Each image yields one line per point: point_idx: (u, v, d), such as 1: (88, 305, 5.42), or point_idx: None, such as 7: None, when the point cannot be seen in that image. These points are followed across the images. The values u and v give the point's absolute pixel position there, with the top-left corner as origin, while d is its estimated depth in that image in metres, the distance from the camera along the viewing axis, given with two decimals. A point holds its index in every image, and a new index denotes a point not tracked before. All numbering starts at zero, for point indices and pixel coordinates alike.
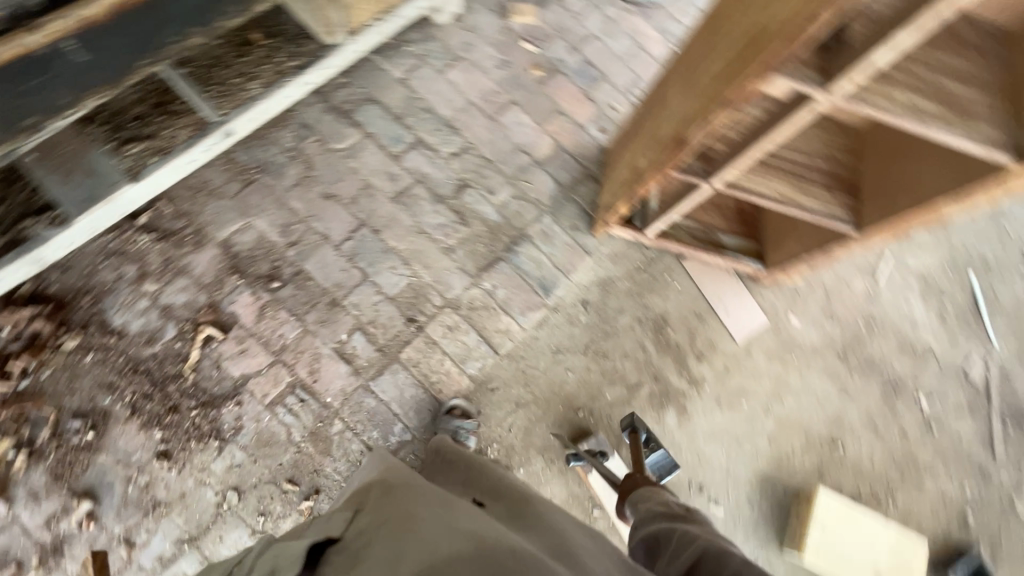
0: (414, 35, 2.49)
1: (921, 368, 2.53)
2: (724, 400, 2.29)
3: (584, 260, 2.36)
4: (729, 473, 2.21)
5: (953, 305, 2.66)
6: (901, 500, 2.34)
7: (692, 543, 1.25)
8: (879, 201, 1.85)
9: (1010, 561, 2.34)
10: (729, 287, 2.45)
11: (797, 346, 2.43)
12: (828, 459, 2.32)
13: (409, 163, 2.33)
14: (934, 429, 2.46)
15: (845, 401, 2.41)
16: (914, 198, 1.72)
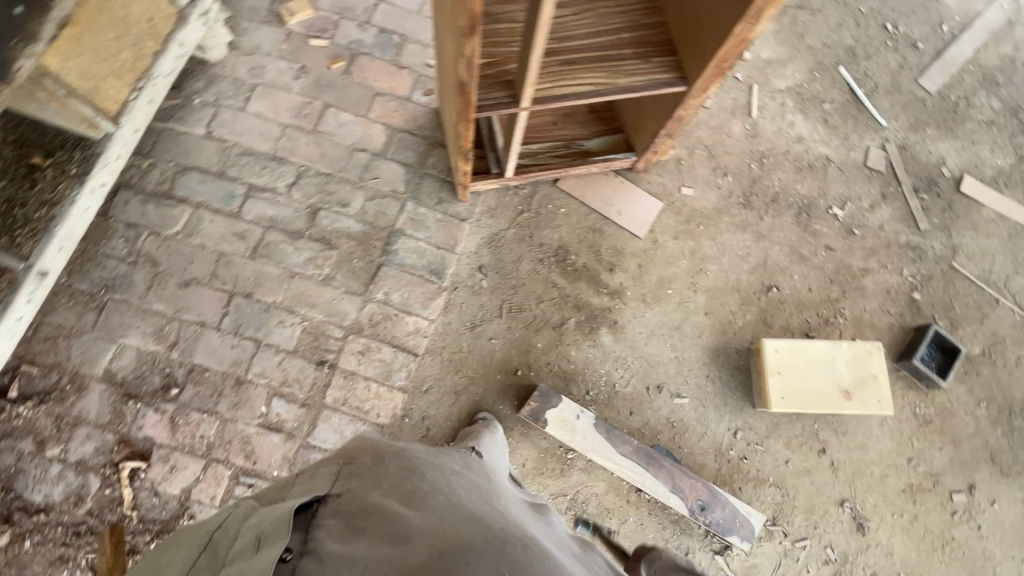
0: (199, 84, 2.33)
1: (823, 180, 2.52)
2: (650, 297, 2.27)
3: (463, 228, 2.28)
4: (681, 361, 2.21)
5: (832, 106, 2.63)
6: (852, 310, 2.35)
7: None
8: (695, 46, 1.76)
9: (968, 318, 2.38)
10: (612, 189, 2.39)
11: (699, 214, 2.41)
12: (768, 306, 2.32)
13: (252, 213, 2.22)
14: (856, 231, 2.46)
15: (764, 245, 2.40)
16: (720, 30, 1.63)
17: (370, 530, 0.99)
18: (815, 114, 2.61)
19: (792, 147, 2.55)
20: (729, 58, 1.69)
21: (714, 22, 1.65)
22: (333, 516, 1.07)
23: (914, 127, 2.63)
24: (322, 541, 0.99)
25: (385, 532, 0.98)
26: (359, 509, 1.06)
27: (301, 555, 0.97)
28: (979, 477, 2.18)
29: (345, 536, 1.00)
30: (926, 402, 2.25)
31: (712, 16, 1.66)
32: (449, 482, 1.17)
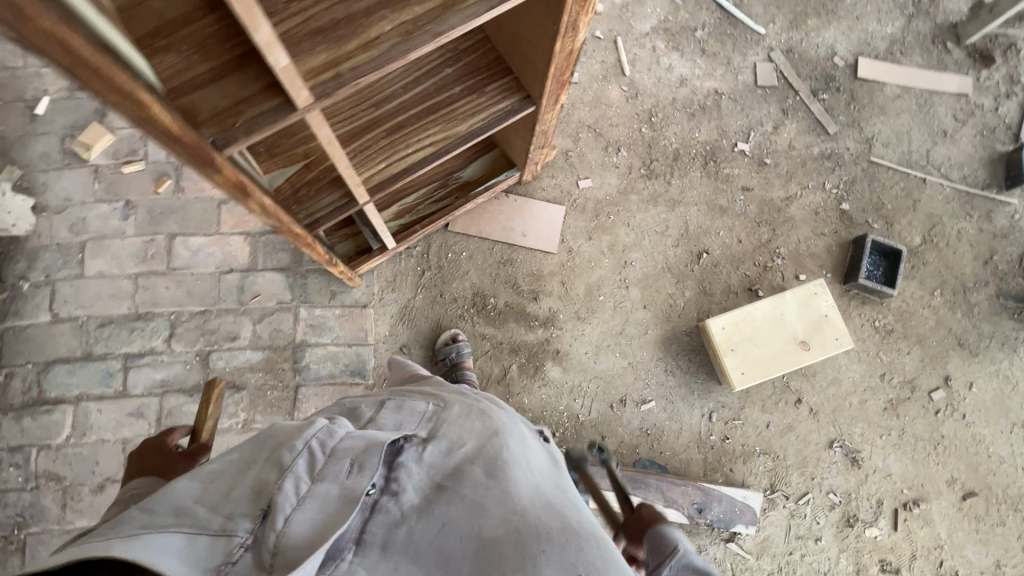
0: (21, 265, 2.02)
1: (719, 117, 2.33)
2: (585, 311, 2.13)
3: (368, 313, 2.07)
4: (636, 366, 2.10)
5: (705, 32, 2.39)
6: (787, 244, 2.23)
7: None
8: (524, 60, 1.49)
9: (900, 209, 2.29)
10: (506, 212, 2.18)
11: (606, 203, 2.23)
12: (704, 274, 2.19)
13: (140, 385, 1.98)
14: (768, 160, 2.30)
15: (681, 211, 2.24)
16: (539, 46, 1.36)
17: (454, 491, 0.94)
18: (691, 48, 2.38)
19: (678, 93, 2.34)
20: (564, 68, 1.44)
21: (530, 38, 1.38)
22: (417, 460, 0.99)
23: (795, 23, 2.42)
24: (404, 486, 0.93)
25: (464, 496, 0.93)
26: (442, 464, 0.99)
27: (383, 494, 0.91)
28: (952, 367, 2.16)
29: (428, 490, 0.94)
30: (883, 312, 2.19)
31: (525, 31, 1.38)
32: (525, 454, 1.09)
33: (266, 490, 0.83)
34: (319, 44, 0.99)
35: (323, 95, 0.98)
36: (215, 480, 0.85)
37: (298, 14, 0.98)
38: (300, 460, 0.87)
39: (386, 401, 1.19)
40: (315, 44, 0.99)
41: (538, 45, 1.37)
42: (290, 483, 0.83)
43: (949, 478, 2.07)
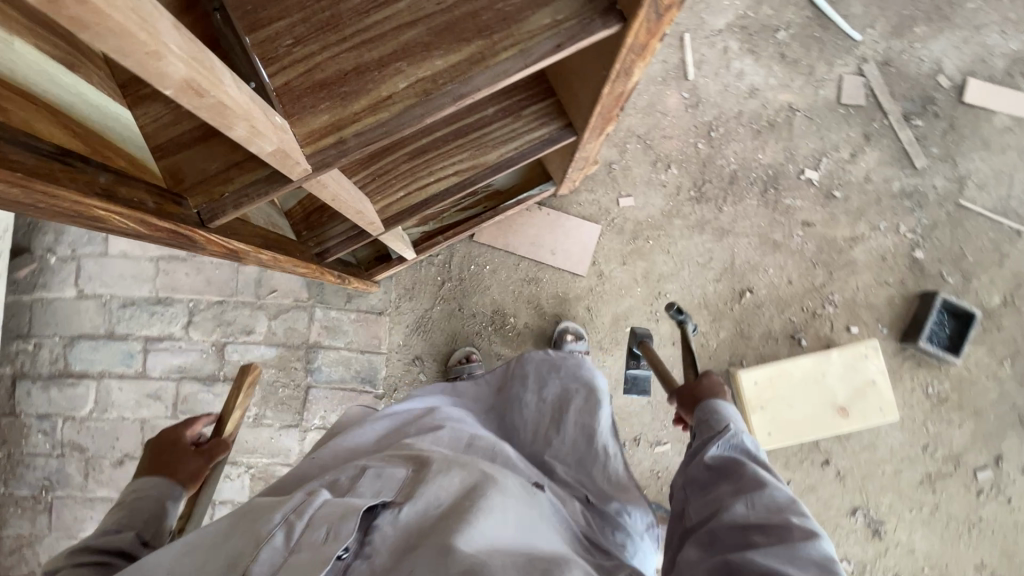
0: (49, 237, 2.03)
1: (789, 137, 2.06)
2: (609, 342, 2.00)
3: (382, 320, 2.01)
4: (655, 405, 1.99)
5: (789, 34, 2.08)
6: (843, 291, 2.02)
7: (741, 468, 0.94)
8: (570, 89, 1.29)
9: (983, 263, 2.01)
10: (537, 227, 2.03)
11: (647, 226, 2.04)
12: (744, 315, 2.01)
13: (158, 369, 2.01)
14: (838, 193, 2.04)
15: (729, 241, 2.03)
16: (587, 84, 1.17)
17: (430, 543, 0.77)
18: (768, 52, 2.07)
19: (745, 105, 2.06)
20: (613, 106, 1.24)
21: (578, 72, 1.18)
22: (395, 521, 0.82)
23: (899, 30, 2.06)
24: (378, 551, 0.77)
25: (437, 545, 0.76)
26: (422, 522, 0.82)
27: (355, 558, 0.76)
28: (1006, 446, 1.97)
29: (404, 551, 0.78)
30: (939, 378, 1.99)
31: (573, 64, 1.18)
32: (520, 508, 0.91)
33: (243, 557, 0.73)
34: (323, 101, 0.85)
35: (324, 163, 0.84)
36: (191, 549, 0.77)
37: (301, 66, 0.85)
38: (277, 530, 0.75)
39: (365, 467, 0.96)
40: (317, 101, 0.85)
41: (584, 82, 1.17)
42: (266, 552, 0.73)
43: (978, 562, 1.93)
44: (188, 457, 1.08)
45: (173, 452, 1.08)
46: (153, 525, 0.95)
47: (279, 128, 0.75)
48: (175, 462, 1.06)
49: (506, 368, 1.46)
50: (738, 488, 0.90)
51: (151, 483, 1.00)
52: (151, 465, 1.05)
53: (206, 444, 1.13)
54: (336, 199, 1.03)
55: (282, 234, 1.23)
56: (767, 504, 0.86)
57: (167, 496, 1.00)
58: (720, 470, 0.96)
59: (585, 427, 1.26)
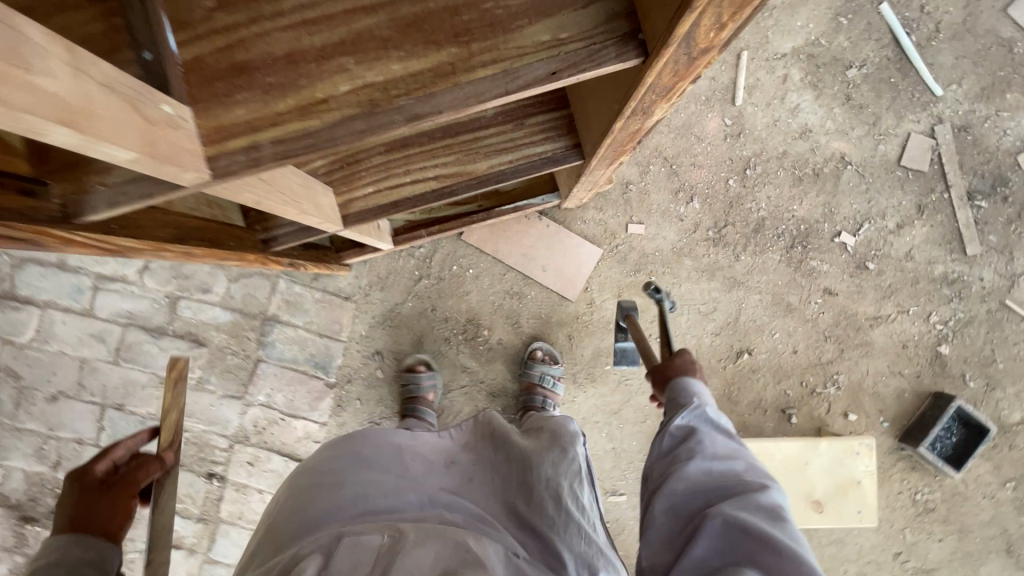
0: None
1: (832, 192, 1.82)
2: (584, 377, 1.84)
3: (348, 306, 1.86)
4: (620, 453, 1.84)
5: (861, 72, 1.81)
6: (850, 373, 1.83)
7: (701, 441, 0.99)
8: (582, 107, 1.08)
9: (1012, 374, 1.81)
10: (532, 237, 1.84)
11: (652, 259, 1.84)
12: (736, 378, 1.83)
13: (106, 310, 1.88)
14: (871, 265, 1.82)
15: (739, 294, 1.84)
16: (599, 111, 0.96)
17: None
18: (832, 89, 1.81)
19: (792, 146, 1.82)
20: (625, 142, 1.04)
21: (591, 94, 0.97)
22: None
23: (987, 92, 1.79)
24: None
25: None
26: None
27: None
28: (984, 571, 1.81)
29: None
30: (931, 486, 1.81)
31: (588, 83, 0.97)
32: None
33: None
34: (239, 91, 0.66)
35: (227, 171, 0.66)
36: None
37: (222, 39, 0.66)
38: None
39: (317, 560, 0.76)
40: (234, 89, 0.66)
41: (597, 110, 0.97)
42: None
43: None
44: (104, 502, 0.89)
45: (88, 503, 0.88)
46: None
47: (149, 121, 0.57)
48: (95, 511, 0.87)
49: (469, 422, 1.23)
50: (697, 455, 0.97)
51: (66, 551, 0.80)
52: (64, 525, 0.84)
53: (122, 479, 0.93)
54: (264, 200, 0.85)
55: (214, 217, 1.06)
56: (723, 472, 0.93)
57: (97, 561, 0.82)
58: (680, 440, 1.02)
59: (550, 483, 1.00)
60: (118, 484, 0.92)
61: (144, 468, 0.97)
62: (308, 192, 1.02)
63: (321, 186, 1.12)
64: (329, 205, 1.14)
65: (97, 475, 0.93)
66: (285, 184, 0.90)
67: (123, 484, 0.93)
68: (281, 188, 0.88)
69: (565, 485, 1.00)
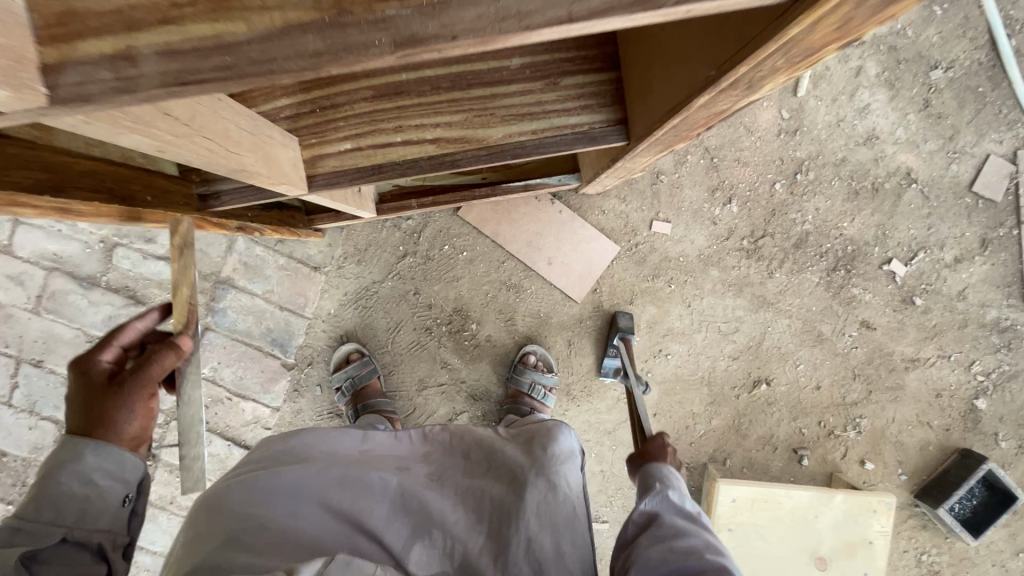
0: None
1: (890, 212, 1.58)
2: (579, 389, 1.62)
3: (316, 278, 1.59)
4: (608, 477, 1.64)
5: (947, 76, 1.54)
6: (874, 418, 1.63)
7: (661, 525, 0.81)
8: (643, 71, 0.81)
9: None
10: (540, 224, 1.57)
11: (675, 265, 1.60)
12: (749, 409, 1.63)
13: (27, 249, 1.58)
14: (919, 300, 1.60)
15: (766, 316, 1.61)
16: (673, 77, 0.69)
17: None
18: (910, 92, 1.55)
19: (854, 153, 1.56)
20: (696, 125, 0.77)
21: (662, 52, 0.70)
22: None
23: None
24: None
25: None
26: None
27: None
28: None
29: None
30: (939, 547, 1.66)
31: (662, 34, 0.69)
32: None
33: None
34: None
35: (77, 93, 0.38)
36: None
37: None
38: None
39: None
40: None
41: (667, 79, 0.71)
42: None
43: None
44: (113, 403, 0.76)
45: (96, 405, 0.75)
46: (106, 512, 0.74)
47: None
48: (104, 415, 0.75)
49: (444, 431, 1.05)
50: (659, 543, 0.77)
51: (78, 457, 0.73)
52: (77, 425, 0.75)
53: (129, 373, 0.77)
54: (183, 150, 0.58)
55: (123, 161, 0.79)
56: (684, 551, 0.75)
57: (115, 468, 0.75)
58: (639, 532, 0.82)
59: (529, 540, 0.81)
60: (125, 380, 0.77)
61: (152, 360, 0.78)
62: (256, 141, 0.74)
63: (279, 136, 0.84)
64: (289, 161, 0.86)
65: (105, 368, 0.79)
66: (212, 126, 0.62)
67: (134, 377, 0.76)
68: (205, 130, 0.60)
69: (548, 544, 0.82)
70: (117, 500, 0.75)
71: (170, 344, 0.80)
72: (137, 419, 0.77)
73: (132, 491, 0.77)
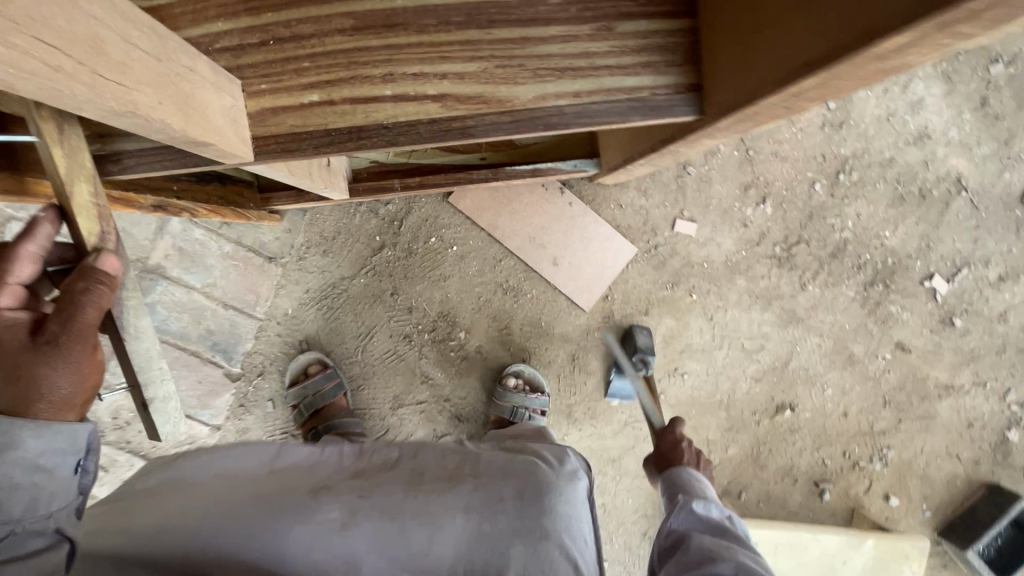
0: None
1: (935, 223, 1.41)
2: (582, 411, 1.39)
3: (271, 270, 1.31)
4: (610, 512, 1.43)
5: (1006, 73, 1.37)
6: (902, 449, 1.48)
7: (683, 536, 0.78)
8: (742, 17, 0.57)
9: None
10: (545, 217, 1.33)
11: (699, 272, 1.38)
12: (769, 436, 1.45)
13: None
14: (958, 322, 1.44)
15: (795, 334, 1.42)
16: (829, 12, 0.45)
17: None
18: (967, 87, 1.37)
19: (901, 153, 1.38)
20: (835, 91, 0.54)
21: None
22: None
23: None
24: None
25: None
26: None
27: None
28: None
29: None
30: None
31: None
32: None
33: None
34: None
35: None
36: None
37: None
38: None
39: None
40: None
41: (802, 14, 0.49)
42: None
43: None
44: (45, 368, 0.52)
45: (16, 377, 0.51)
46: (62, 490, 0.53)
47: None
48: (34, 383, 0.51)
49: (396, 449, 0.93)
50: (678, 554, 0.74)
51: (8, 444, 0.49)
52: None
53: (55, 328, 0.53)
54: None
55: None
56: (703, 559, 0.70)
57: (64, 443, 0.52)
58: (664, 549, 0.79)
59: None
60: (55, 338, 0.53)
61: (81, 305, 0.53)
62: (164, 75, 0.46)
63: (211, 75, 0.55)
64: (223, 115, 0.57)
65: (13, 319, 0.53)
66: (66, 30, 0.34)
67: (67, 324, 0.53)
68: (45, 32, 0.32)
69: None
70: (69, 472, 0.53)
71: (97, 275, 0.55)
72: (86, 382, 0.55)
73: (90, 451, 0.56)
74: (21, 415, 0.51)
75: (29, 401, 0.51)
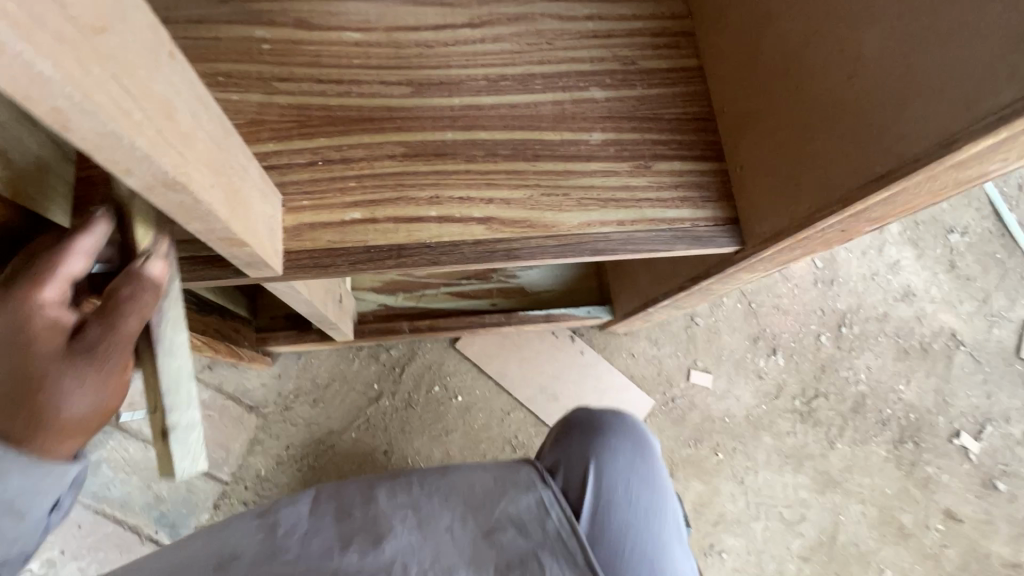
0: None
1: (945, 377, 1.39)
2: None
3: (250, 421, 1.14)
4: None
5: (965, 240, 1.47)
6: None
7: None
8: (783, 150, 0.62)
9: None
10: (556, 366, 1.26)
11: (721, 428, 1.29)
12: None
13: None
14: (1003, 486, 1.32)
15: (835, 501, 1.27)
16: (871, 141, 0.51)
17: None
18: (935, 252, 1.47)
19: (893, 309, 1.42)
20: (901, 209, 0.55)
21: (850, 111, 0.53)
22: None
23: None
24: None
25: None
26: None
27: None
28: None
29: None
30: None
31: (856, 94, 0.52)
32: None
33: None
34: None
35: None
36: None
37: None
38: None
39: None
40: None
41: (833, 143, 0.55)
42: None
43: None
44: (70, 381, 0.41)
45: (24, 394, 0.39)
46: None
47: None
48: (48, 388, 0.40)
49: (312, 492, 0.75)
50: None
51: None
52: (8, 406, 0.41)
53: (95, 331, 0.42)
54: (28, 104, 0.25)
55: None
56: None
57: None
58: None
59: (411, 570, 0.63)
60: (95, 345, 0.42)
61: (127, 308, 0.42)
62: (223, 167, 0.43)
63: (261, 182, 0.53)
64: (263, 224, 0.53)
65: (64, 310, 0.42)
66: (140, 80, 0.30)
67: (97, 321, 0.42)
68: (122, 72, 0.29)
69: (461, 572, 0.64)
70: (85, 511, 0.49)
71: (149, 273, 0.45)
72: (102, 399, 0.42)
73: None
74: (9, 449, 0.39)
75: (33, 424, 0.40)
